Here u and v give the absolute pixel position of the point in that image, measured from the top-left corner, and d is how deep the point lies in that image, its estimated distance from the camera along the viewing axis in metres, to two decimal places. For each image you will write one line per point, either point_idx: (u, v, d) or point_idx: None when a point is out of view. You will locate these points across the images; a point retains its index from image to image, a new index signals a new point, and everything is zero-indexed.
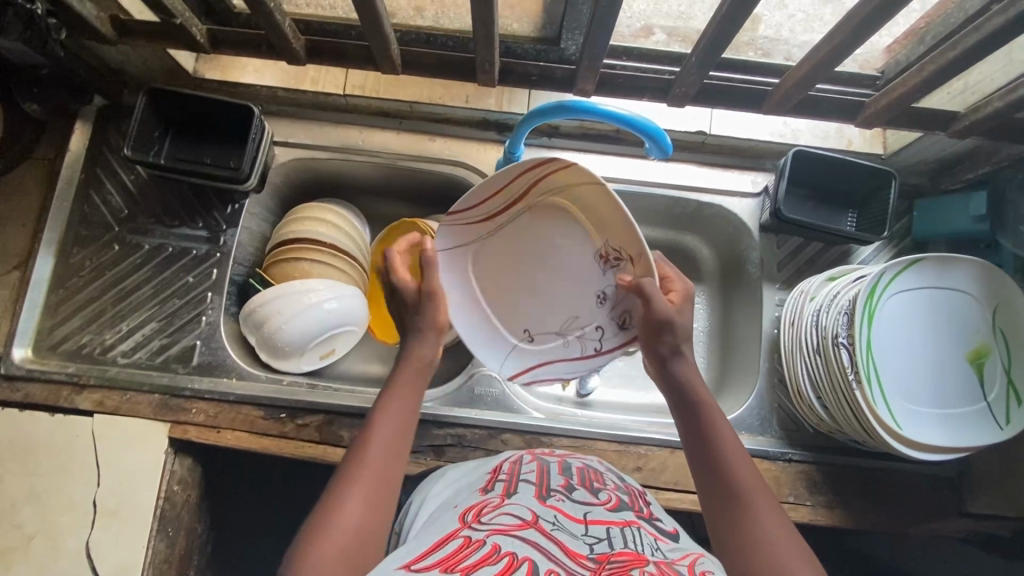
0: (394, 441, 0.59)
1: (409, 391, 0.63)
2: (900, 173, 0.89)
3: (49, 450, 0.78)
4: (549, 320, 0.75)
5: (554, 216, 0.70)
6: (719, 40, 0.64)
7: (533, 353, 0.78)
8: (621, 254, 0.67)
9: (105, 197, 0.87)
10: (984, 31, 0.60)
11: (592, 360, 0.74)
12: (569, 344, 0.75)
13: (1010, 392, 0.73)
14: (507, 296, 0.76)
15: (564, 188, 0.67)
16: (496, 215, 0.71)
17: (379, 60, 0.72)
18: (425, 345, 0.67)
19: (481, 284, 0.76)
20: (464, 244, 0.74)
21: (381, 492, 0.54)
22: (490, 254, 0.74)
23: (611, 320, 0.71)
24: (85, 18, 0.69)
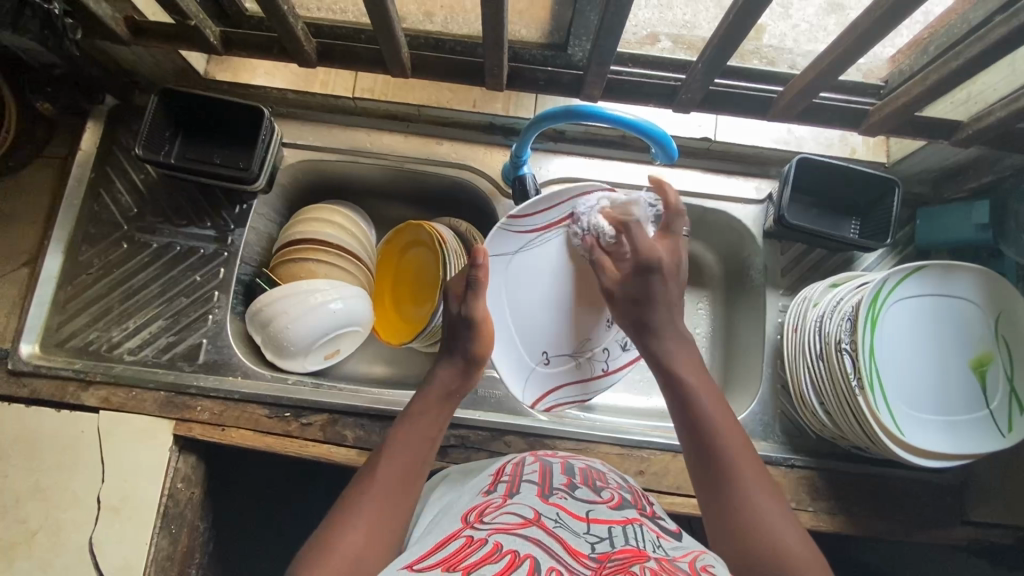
0: (410, 464, 0.60)
1: (429, 419, 0.65)
2: (904, 182, 0.90)
3: (53, 446, 0.78)
4: (566, 342, 0.84)
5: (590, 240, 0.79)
6: (722, 50, 0.65)
7: (550, 375, 0.84)
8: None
9: (114, 197, 0.88)
10: (986, 42, 0.61)
11: (602, 379, 0.84)
12: (582, 365, 0.84)
13: (1012, 400, 0.73)
14: (531, 315, 0.82)
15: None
16: (543, 231, 0.79)
17: (390, 64, 0.73)
18: (447, 374, 0.69)
19: (512, 300, 0.80)
20: (512, 257, 0.79)
21: (382, 517, 0.55)
22: (528, 271, 0.80)
23: (616, 341, 0.84)
24: (100, 18, 0.70)
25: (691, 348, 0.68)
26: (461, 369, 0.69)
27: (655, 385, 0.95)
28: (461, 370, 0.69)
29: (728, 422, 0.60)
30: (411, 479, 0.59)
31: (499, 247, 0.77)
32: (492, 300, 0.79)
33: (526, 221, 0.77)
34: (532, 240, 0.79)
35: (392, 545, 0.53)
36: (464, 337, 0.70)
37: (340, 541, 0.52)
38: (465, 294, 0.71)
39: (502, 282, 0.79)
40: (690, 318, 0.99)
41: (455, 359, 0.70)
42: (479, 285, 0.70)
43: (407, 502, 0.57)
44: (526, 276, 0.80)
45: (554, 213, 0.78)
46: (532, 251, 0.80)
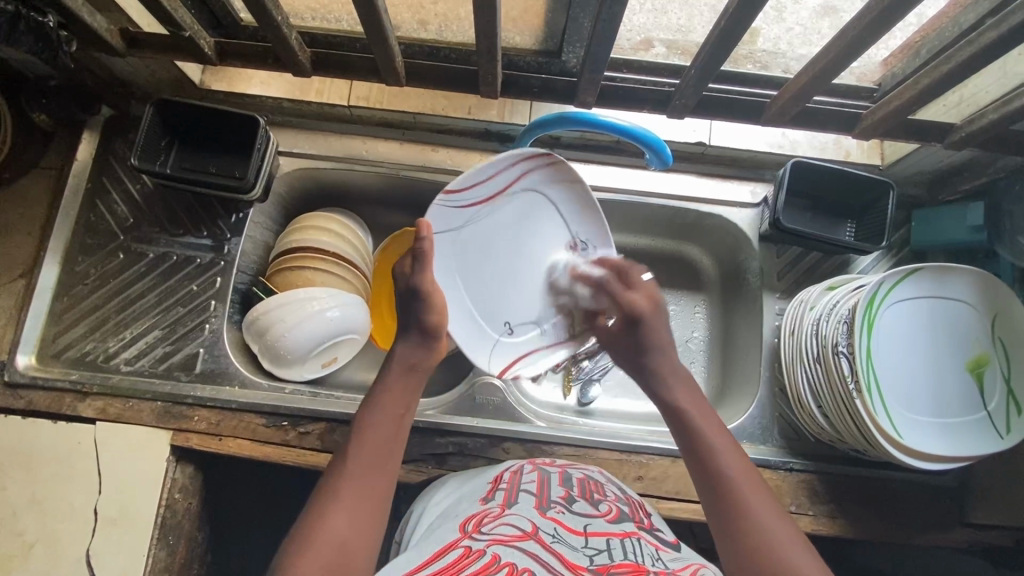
0: (383, 446, 0.59)
1: (397, 396, 0.63)
2: (898, 184, 0.90)
3: (51, 458, 0.78)
4: (530, 307, 0.78)
5: (536, 207, 0.76)
6: (715, 56, 0.65)
7: (515, 347, 0.79)
8: (589, 244, 0.78)
9: (110, 207, 0.88)
10: (977, 46, 0.61)
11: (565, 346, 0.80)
12: (545, 332, 0.80)
13: (1009, 401, 0.73)
14: (485, 291, 0.76)
15: (544, 185, 0.76)
16: (483, 203, 0.73)
17: (385, 73, 0.73)
18: (408, 348, 0.66)
19: (467, 275, 0.74)
20: (456, 231, 0.72)
21: (364, 502, 0.55)
22: (479, 242, 0.74)
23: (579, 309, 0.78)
24: (94, 30, 0.69)
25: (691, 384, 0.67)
26: (423, 343, 0.67)
27: None
28: (424, 345, 0.67)
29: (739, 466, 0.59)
30: (387, 460, 0.59)
31: (440, 222, 0.70)
32: (440, 276, 0.72)
33: (466, 191, 0.70)
34: (477, 211, 0.72)
35: (375, 529, 0.54)
36: (415, 309, 0.66)
37: (323, 529, 0.52)
38: (412, 268, 0.66)
39: (450, 253, 0.72)
40: (687, 321, 0.99)
41: (410, 332, 0.67)
42: (427, 258, 0.65)
43: (385, 488, 0.58)
44: (480, 246, 0.74)
45: (497, 181, 0.72)
46: (481, 223, 0.74)
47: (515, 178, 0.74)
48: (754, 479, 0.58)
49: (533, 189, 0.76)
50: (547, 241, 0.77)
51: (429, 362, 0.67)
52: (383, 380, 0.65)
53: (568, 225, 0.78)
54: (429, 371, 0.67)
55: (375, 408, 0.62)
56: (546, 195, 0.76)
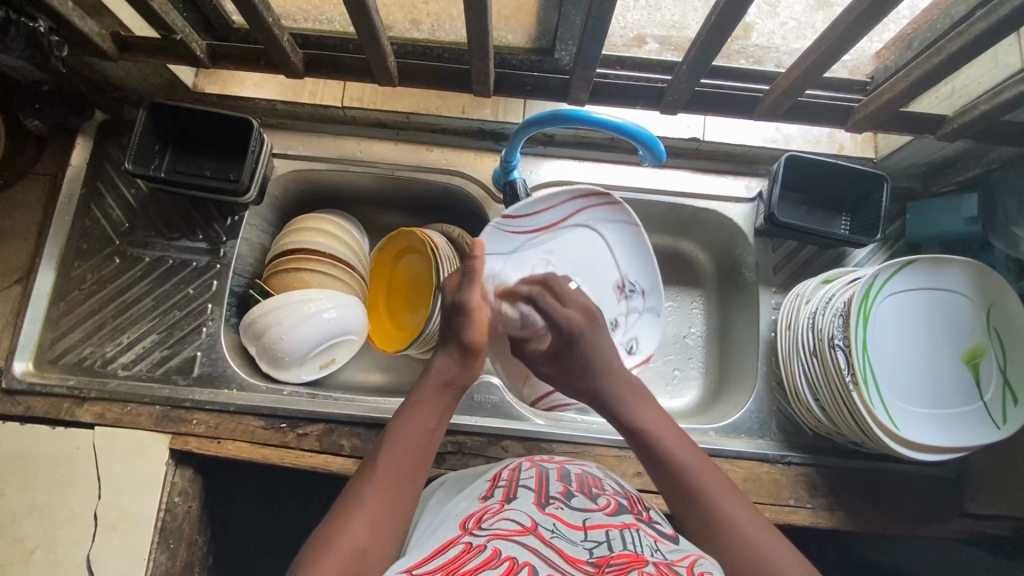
0: (411, 460, 0.59)
1: (429, 409, 0.63)
2: (892, 176, 0.91)
3: (50, 464, 0.78)
4: None
5: (587, 241, 0.83)
6: (707, 51, 0.66)
7: None
8: (637, 286, 0.85)
9: (105, 211, 0.88)
10: (968, 36, 0.61)
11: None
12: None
13: (1006, 392, 0.74)
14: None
15: (600, 222, 0.83)
16: (538, 233, 0.80)
17: (377, 74, 0.73)
18: (448, 364, 0.66)
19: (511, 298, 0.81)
20: (509, 259, 0.79)
21: (384, 515, 0.54)
22: (528, 265, 0.81)
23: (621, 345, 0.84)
24: (86, 35, 0.69)
25: (646, 399, 0.66)
26: (461, 359, 0.66)
27: (652, 386, 0.95)
28: (462, 363, 0.66)
29: (708, 475, 0.58)
30: (412, 475, 0.58)
31: (496, 246, 0.78)
32: None
33: (530, 219, 0.79)
34: (536, 238, 0.81)
35: (392, 540, 0.54)
36: (455, 324, 0.67)
37: (342, 535, 0.52)
38: (459, 283, 0.69)
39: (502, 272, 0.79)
40: (684, 317, 0.99)
41: (450, 345, 0.67)
42: (476, 275, 0.68)
43: (408, 501, 0.57)
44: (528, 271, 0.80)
45: (556, 213, 0.80)
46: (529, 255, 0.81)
47: (569, 214, 0.81)
48: (730, 492, 0.57)
49: (587, 225, 0.83)
50: (598, 280, 0.84)
51: (465, 379, 0.66)
52: (416, 393, 0.64)
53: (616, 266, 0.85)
54: (464, 386, 0.66)
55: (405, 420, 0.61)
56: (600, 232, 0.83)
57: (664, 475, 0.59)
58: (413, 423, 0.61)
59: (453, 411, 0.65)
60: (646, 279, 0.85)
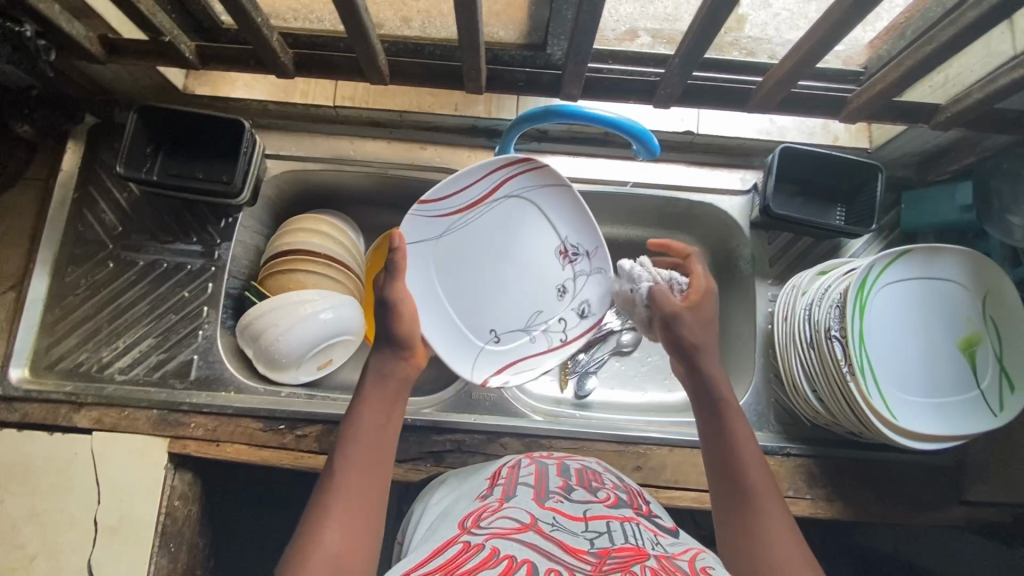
0: (371, 459, 0.59)
1: (376, 407, 0.63)
2: (887, 166, 0.90)
3: (48, 470, 0.78)
4: (516, 314, 0.79)
5: (520, 211, 0.79)
6: (698, 44, 0.65)
7: (499, 354, 0.79)
8: (580, 248, 0.80)
9: (98, 216, 0.87)
10: (960, 24, 0.61)
11: (558, 350, 0.80)
12: (535, 339, 0.80)
13: (1002, 379, 0.74)
14: (451, 302, 0.77)
15: (531, 190, 0.78)
16: (464, 211, 0.77)
17: (368, 72, 0.73)
18: (385, 363, 0.66)
19: (445, 281, 0.77)
20: (434, 246, 0.76)
21: (357, 516, 0.55)
22: (459, 249, 0.77)
23: (573, 311, 0.81)
24: (73, 38, 0.68)
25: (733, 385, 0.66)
26: (398, 358, 0.67)
27: (650, 381, 0.95)
28: (399, 361, 0.67)
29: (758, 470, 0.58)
30: (376, 475, 0.58)
31: (417, 232, 0.75)
32: (417, 283, 0.75)
33: (448, 201, 0.75)
34: (459, 219, 0.77)
35: (368, 540, 0.54)
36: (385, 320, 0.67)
37: (315, 542, 0.52)
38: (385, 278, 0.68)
39: (429, 262, 0.76)
40: None
41: (382, 347, 0.67)
42: (399, 270, 0.67)
43: (378, 499, 0.57)
44: (457, 254, 0.77)
45: (477, 189, 0.77)
46: (455, 235, 0.77)
47: (493, 185, 0.77)
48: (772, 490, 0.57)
49: (517, 194, 0.78)
50: (536, 249, 0.79)
51: (404, 375, 0.67)
52: (360, 394, 0.64)
53: (554, 230, 0.80)
54: (409, 376, 0.67)
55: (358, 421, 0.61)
56: (531, 200, 0.79)
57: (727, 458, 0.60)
58: (365, 423, 0.61)
59: (406, 402, 0.66)
60: (589, 240, 0.80)
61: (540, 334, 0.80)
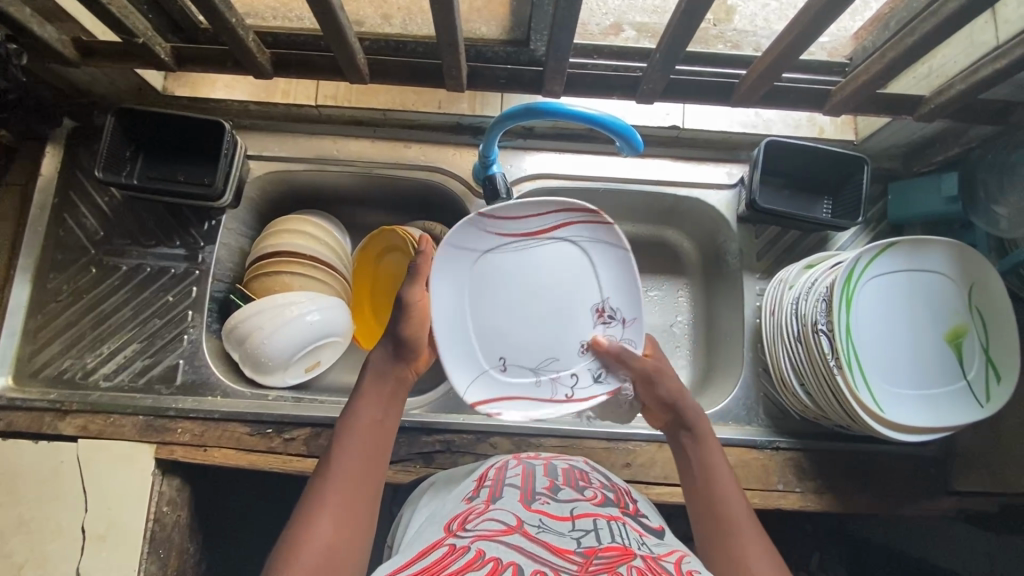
0: (366, 455, 0.59)
1: (375, 403, 0.63)
2: (874, 158, 0.90)
3: (32, 479, 0.77)
4: (530, 357, 0.73)
5: (573, 258, 0.73)
6: (679, 38, 0.65)
7: (501, 385, 0.73)
8: (619, 313, 0.74)
9: (79, 221, 0.86)
10: (941, 15, 0.61)
11: (560, 405, 0.74)
12: (541, 385, 0.74)
13: (989, 369, 0.74)
14: (468, 318, 0.71)
15: (592, 241, 0.73)
16: (522, 238, 0.71)
17: (347, 71, 0.72)
18: (383, 360, 0.66)
19: (474, 298, 0.71)
20: (480, 255, 0.71)
21: (351, 509, 0.55)
22: (500, 273, 0.71)
23: (589, 369, 0.74)
24: (45, 41, 0.67)
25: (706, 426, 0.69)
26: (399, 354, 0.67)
27: None
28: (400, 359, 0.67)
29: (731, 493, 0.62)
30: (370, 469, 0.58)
31: (468, 241, 0.70)
32: (446, 289, 0.69)
33: (508, 221, 0.71)
34: (514, 245, 0.71)
35: (362, 535, 0.54)
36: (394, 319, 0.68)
37: (308, 532, 0.52)
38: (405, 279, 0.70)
39: (466, 275, 0.71)
40: (670, 307, 0.99)
41: (386, 342, 0.67)
42: (421, 275, 0.69)
43: (371, 495, 0.57)
44: (494, 280, 0.71)
45: (541, 221, 0.71)
46: (505, 255, 0.71)
47: (562, 221, 0.72)
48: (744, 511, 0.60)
49: (577, 242, 0.73)
50: (574, 302, 0.73)
51: (405, 375, 0.67)
52: (360, 390, 0.65)
53: (599, 286, 0.74)
54: (408, 377, 0.67)
55: (355, 417, 0.62)
56: (589, 252, 0.73)
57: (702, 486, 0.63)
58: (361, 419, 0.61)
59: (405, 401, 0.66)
60: (634, 306, 0.73)
61: (546, 378, 0.74)
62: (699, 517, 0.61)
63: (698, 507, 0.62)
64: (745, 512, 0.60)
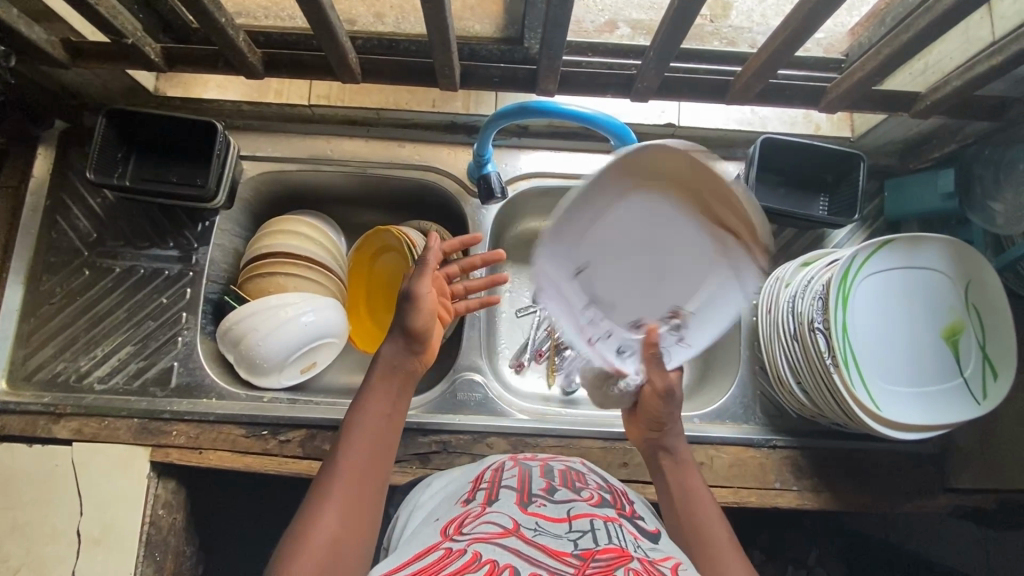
0: (371, 451, 0.58)
1: (381, 397, 0.62)
2: (870, 154, 0.90)
3: (27, 482, 0.76)
4: (603, 296, 0.59)
5: (713, 273, 0.58)
6: (672, 35, 0.64)
7: (565, 285, 0.57)
8: (680, 332, 0.63)
9: (71, 223, 0.86)
10: (936, 11, 0.60)
11: (581, 344, 0.61)
12: (585, 321, 0.60)
13: (985, 366, 0.74)
14: (563, 229, 0.53)
15: (732, 282, 0.59)
16: (710, 227, 0.55)
17: (339, 70, 0.71)
18: (391, 350, 0.65)
19: (615, 206, 0.53)
20: (624, 191, 0.52)
21: (355, 505, 0.54)
22: (657, 218, 0.54)
23: (622, 340, 0.63)
24: (34, 43, 0.67)
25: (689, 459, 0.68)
26: (406, 345, 0.64)
27: None
28: (409, 351, 0.65)
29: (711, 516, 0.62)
30: (376, 464, 0.58)
31: (672, 179, 0.52)
32: (606, 187, 0.52)
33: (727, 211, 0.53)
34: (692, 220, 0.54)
35: (366, 531, 0.54)
36: (401, 311, 0.65)
37: (313, 527, 0.51)
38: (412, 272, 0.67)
39: (627, 197, 0.53)
40: None
41: (394, 332, 0.65)
42: (427, 267, 0.66)
43: (376, 490, 0.57)
44: (634, 223, 0.54)
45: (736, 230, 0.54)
46: (647, 214, 0.53)
47: (738, 232, 0.54)
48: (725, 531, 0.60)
49: (726, 273, 0.58)
50: (664, 298, 0.60)
51: (412, 367, 0.65)
52: (367, 382, 0.63)
53: (697, 299, 0.60)
54: (415, 371, 0.66)
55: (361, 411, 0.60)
56: (720, 287, 0.59)
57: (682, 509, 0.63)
58: (367, 414, 0.60)
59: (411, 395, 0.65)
60: (707, 335, 0.63)
61: (586, 326, 0.60)
62: (680, 537, 0.61)
63: (678, 529, 0.62)
64: (726, 534, 0.60)
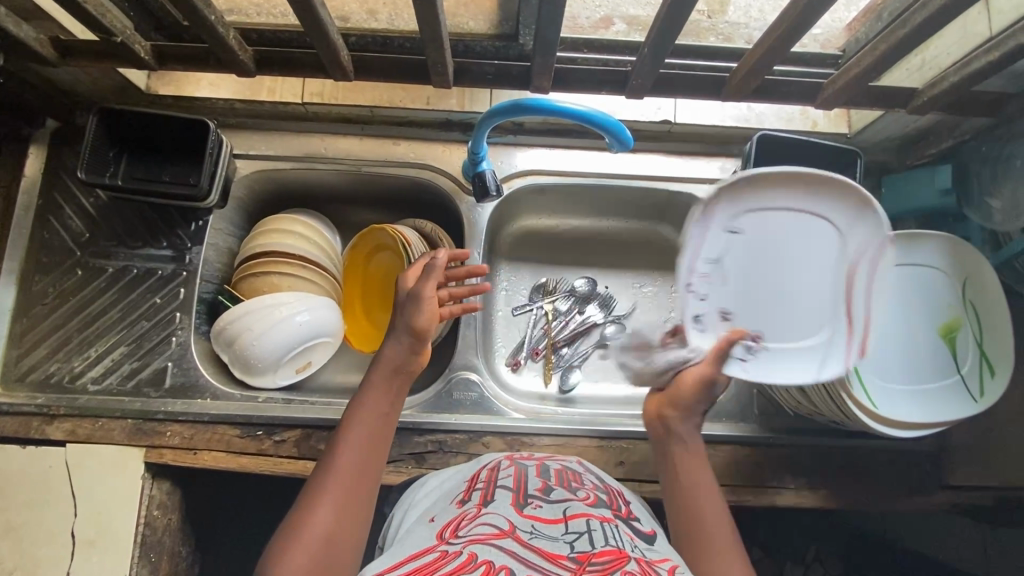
0: (367, 448, 0.58)
1: (379, 394, 0.62)
2: (868, 151, 0.89)
3: (20, 484, 0.76)
4: (727, 271, 0.66)
5: (803, 325, 0.68)
6: (668, 32, 0.63)
7: (709, 231, 0.65)
8: (747, 355, 0.68)
9: (64, 222, 0.85)
10: (933, 6, 0.60)
11: (684, 292, 0.66)
12: (702, 273, 0.66)
13: (982, 364, 0.73)
14: (798, 232, 0.66)
15: (813, 342, 0.68)
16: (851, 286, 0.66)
17: (330, 68, 0.70)
18: (392, 348, 0.64)
19: (815, 228, 0.65)
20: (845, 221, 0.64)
21: (348, 502, 0.54)
22: (816, 253, 0.66)
23: (707, 316, 0.67)
24: (24, 42, 0.66)
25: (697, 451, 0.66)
26: (407, 343, 0.64)
27: None
28: (410, 348, 0.64)
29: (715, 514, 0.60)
30: (370, 462, 0.57)
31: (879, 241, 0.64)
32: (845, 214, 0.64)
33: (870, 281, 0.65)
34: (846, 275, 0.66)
35: (358, 530, 0.53)
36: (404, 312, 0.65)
37: (306, 522, 0.51)
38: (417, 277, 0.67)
39: (832, 228, 0.65)
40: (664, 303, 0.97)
41: (398, 329, 0.65)
42: (433, 274, 0.65)
43: (370, 488, 0.56)
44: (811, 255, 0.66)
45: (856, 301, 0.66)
46: (846, 286, 0.66)
47: (848, 319, 0.66)
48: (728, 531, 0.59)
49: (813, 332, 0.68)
50: (754, 317, 0.68)
51: (412, 365, 0.65)
52: (367, 379, 0.63)
53: (778, 336, 0.68)
54: (415, 371, 0.66)
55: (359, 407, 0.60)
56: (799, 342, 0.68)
57: (688, 503, 0.61)
58: (363, 411, 0.60)
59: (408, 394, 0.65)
60: (766, 377, 0.68)
61: (697, 278, 0.66)
62: (679, 534, 0.60)
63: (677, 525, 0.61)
64: (730, 537, 0.59)
